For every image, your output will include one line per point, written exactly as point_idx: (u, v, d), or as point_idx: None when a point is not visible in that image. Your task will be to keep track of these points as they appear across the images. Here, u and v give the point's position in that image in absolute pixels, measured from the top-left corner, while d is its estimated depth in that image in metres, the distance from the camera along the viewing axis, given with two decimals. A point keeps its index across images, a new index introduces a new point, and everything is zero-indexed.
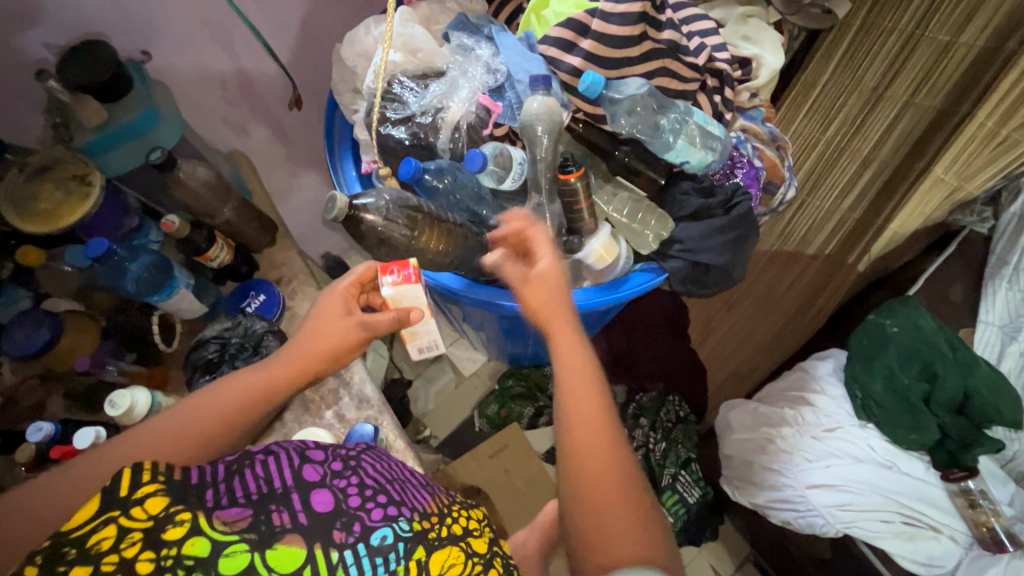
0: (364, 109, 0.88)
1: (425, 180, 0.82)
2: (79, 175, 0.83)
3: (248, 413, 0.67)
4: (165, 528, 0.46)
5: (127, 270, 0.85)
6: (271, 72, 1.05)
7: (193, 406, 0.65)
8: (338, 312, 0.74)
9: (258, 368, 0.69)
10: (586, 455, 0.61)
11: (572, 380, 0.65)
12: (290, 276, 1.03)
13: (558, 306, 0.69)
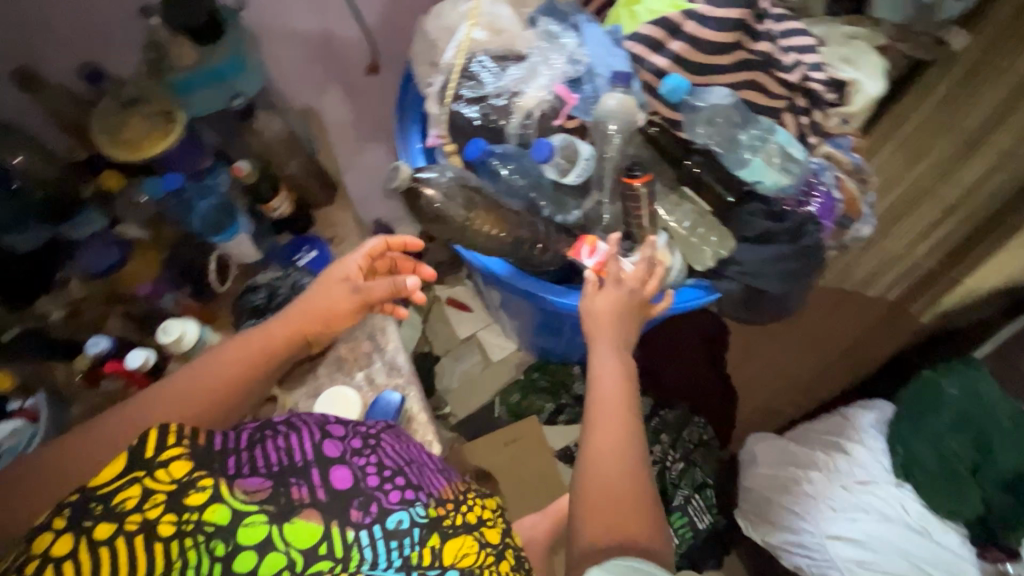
0: (438, 84, 0.86)
1: (489, 164, 0.81)
2: (165, 114, 0.87)
3: (252, 376, 0.71)
4: (187, 492, 0.46)
5: (195, 207, 0.91)
6: (355, 35, 1.06)
7: (195, 374, 0.69)
8: (337, 277, 0.78)
9: (258, 335, 0.74)
10: (594, 450, 0.63)
11: (597, 386, 0.68)
12: (343, 237, 1.05)
13: (622, 322, 0.75)
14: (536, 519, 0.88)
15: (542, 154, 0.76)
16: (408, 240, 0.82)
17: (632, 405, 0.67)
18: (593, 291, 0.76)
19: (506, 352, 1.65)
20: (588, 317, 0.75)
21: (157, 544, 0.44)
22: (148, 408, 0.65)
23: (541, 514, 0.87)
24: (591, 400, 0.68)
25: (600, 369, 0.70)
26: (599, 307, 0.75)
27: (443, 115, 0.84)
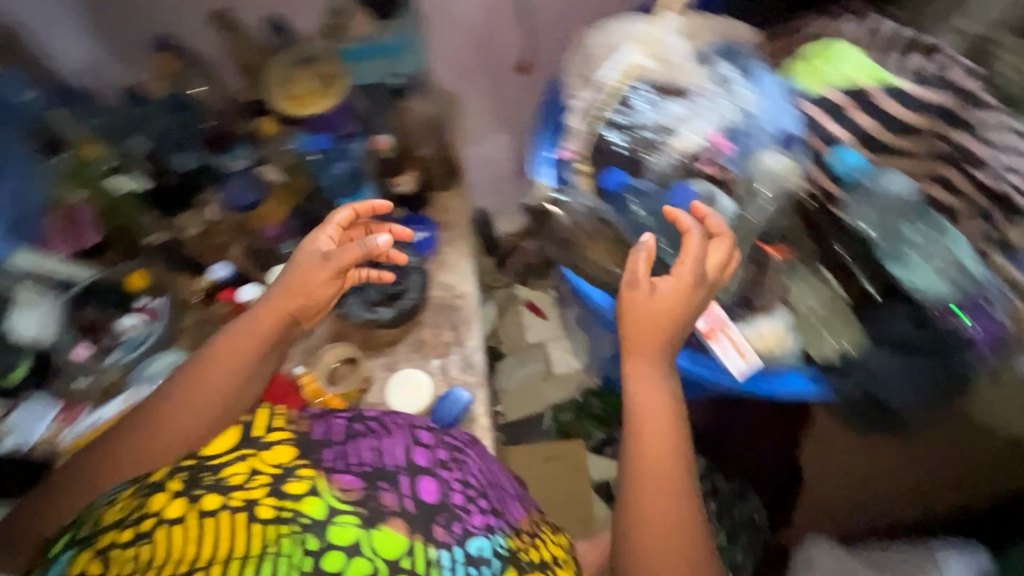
0: (589, 101, 0.84)
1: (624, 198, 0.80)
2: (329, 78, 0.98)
3: (236, 377, 0.71)
4: (288, 481, 0.49)
5: (332, 167, 0.98)
6: (514, 33, 1.06)
7: (180, 390, 0.69)
8: (310, 246, 0.75)
9: (230, 337, 0.72)
10: (640, 491, 0.64)
11: (637, 420, 0.67)
12: (452, 224, 1.07)
13: (666, 331, 0.69)
14: (585, 548, 0.90)
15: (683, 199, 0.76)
16: (377, 204, 0.79)
17: (672, 445, 0.66)
18: (649, 293, 0.69)
19: (571, 369, 1.61)
20: (630, 324, 0.70)
21: (255, 524, 0.46)
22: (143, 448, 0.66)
23: (591, 545, 0.89)
24: (632, 432, 0.67)
25: (638, 398, 0.68)
26: (645, 316, 0.69)
27: (588, 134, 0.84)
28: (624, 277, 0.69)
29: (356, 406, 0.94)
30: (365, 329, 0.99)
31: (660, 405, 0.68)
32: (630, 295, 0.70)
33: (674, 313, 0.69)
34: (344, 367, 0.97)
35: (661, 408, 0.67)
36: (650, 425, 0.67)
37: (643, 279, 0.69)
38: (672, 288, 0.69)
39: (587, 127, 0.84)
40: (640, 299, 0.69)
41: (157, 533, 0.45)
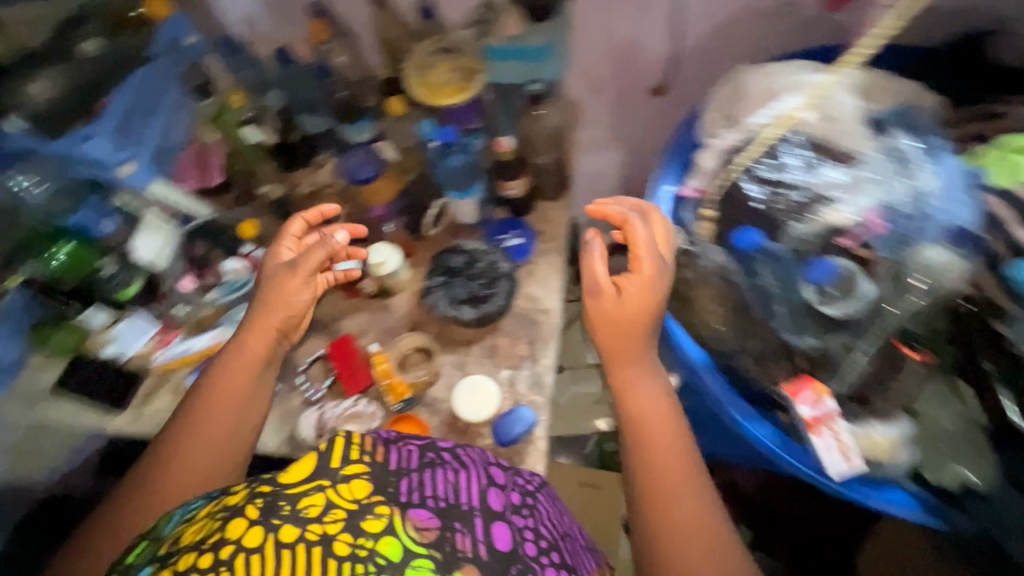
0: (732, 144, 0.83)
1: (754, 261, 0.80)
2: (468, 70, 0.87)
3: (248, 393, 0.82)
4: (366, 517, 0.46)
5: (448, 159, 0.96)
6: (660, 54, 1.01)
7: (195, 435, 0.78)
8: (286, 272, 0.85)
9: (227, 369, 0.82)
10: (659, 492, 0.71)
11: (638, 422, 0.75)
12: (549, 236, 1.05)
13: (642, 329, 0.76)
14: None
15: (825, 275, 0.76)
16: (324, 211, 0.91)
17: (669, 429, 0.74)
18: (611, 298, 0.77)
19: None
20: (601, 328, 0.77)
21: (332, 560, 0.44)
22: (180, 483, 0.75)
23: None
24: (633, 432, 0.75)
25: (635, 402, 0.75)
26: (612, 315, 0.76)
27: (725, 181, 0.83)
28: (588, 287, 0.77)
29: (419, 396, 0.95)
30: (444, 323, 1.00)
31: (656, 404, 0.76)
32: (594, 303, 0.77)
33: (645, 308, 0.75)
34: (417, 356, 0.99)
35: (658, 407, 0.76)
36: (651, 426, 0.75)
37: (603, 283, 0.77)
38: (632, 285, 0.75)
39: (725, 176, 0.83)
40: (607, 304, 0.77)
41: (235, 561, 0.43)
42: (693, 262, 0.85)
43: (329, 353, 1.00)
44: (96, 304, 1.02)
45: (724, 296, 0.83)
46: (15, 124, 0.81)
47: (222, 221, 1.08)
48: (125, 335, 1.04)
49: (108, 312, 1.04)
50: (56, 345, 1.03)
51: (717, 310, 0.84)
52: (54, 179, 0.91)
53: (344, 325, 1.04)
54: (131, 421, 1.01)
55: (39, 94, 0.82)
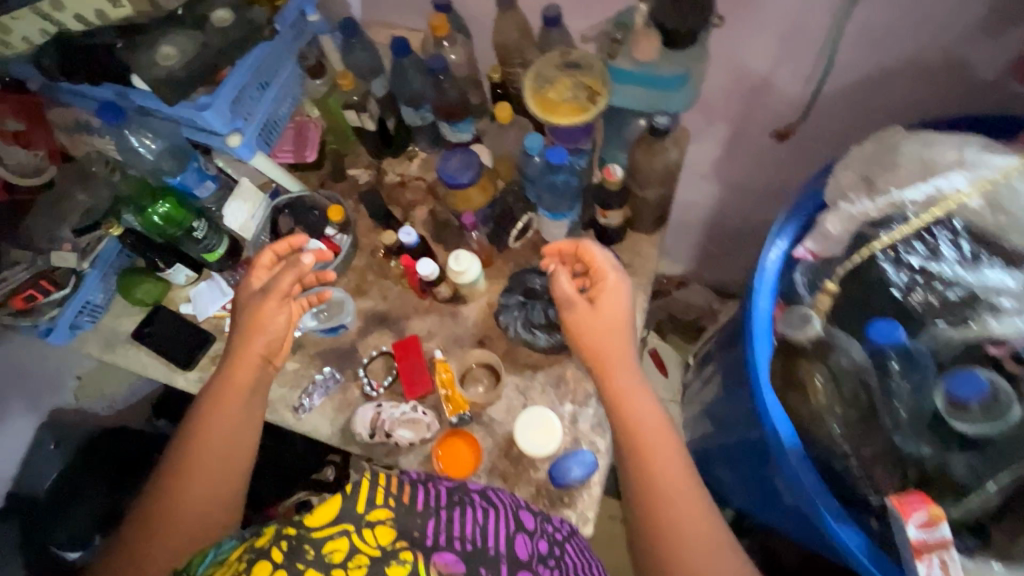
0: (872, 215, 0.75)
1: (889, 363, 0.71)
2: (592, 91, 0.80)
3: (235, 435, 0.81)
4: (391, 563, 0.50)
5: (550, 177, 0.90)
6: (794, 97, 0.92)
7: (197, 472, 0.79)
8: (259, 298, 0.83)
9: (204, 418, 0.80)
10: (655, 496, 0.79)
11: (631, 431, 0.82)
12: (637, 270, 0.99)
13: (621, 336, 0.85)
14: None
15: (977, 394, 0.66)
16: (293, 241, 0.87)
17: (651, 431, 0.82)
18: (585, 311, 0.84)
19: None
20: (581, 339, 0.85)
21: None
22: (188, 523, 0.77)
23: None
24: (629, 443, 0.82)
25: (625, 410, 0.83)
26: (592, 327, 0.84)
27: (861, 258, 0.75)
28: (561, 301, 0.85)
29: (476, 414, 0.93)
30: (512, 343, 0.97)
31: (643, 411, 0.83)
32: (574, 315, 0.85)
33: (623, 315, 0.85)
34: (483, 377, 0.96)
35: (645, 413, 0.83)
36: (644, 433, 0.82)
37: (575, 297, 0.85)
38: (608, 299, 0.85)
39: (860, 254, 0.75)
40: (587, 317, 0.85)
41: None
42: (827, 358, 0.75)
43: (393, 352, 0.99)
44: (182, 264, 1.05)
45: (853, 401, 0.74)
46: (137, 82, 0.81)
47: (310, 199, 1.09)
48: (201, 299, 1.08)
49: (191, 273, 1.07)
50: (138, 293, 1.06)
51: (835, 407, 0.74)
52: (169, 139, 0.93)
53: (412, 324, 1.02)
54: (197, 381, 1.03)
55: (165, 56, 0.80)
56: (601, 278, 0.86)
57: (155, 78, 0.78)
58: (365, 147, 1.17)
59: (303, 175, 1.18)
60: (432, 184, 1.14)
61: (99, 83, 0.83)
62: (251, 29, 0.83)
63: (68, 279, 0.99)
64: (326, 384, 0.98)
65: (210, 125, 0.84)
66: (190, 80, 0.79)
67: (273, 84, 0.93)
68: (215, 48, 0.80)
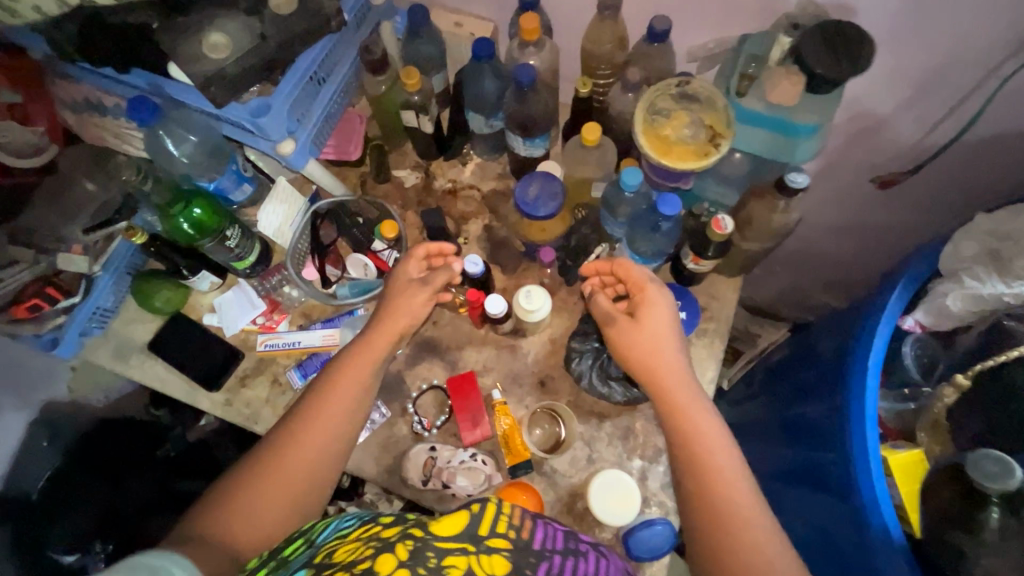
0: (998, 300, 0.70)
1: None
2: (713, 132, 0.70)
3: (340, 426, 0.73)
4: None
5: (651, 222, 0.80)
6: (907, 145, 0.84)
7: (298, 437, 0.71)
8: (406, 276, 0.81)
9: (320, 394, 0.74)
10: (731, 538, 0.65)
11: (695, 460, 0.70)
12: (714, 316, 0.92)
13: (671, 356, 0.75)
14: None
15: None
16: (446, 246, 0.83)
17: (718, 450, 0.70)
18: (628, 325, 0.77)
19: None
20: (627, 358, 0.76)
21: None
22: (268, 493, 0.68)
23: None
24: (694, 478, 0.69)
25: (689, 437, 0.71)
26: (637, 342, 0.75)
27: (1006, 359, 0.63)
28: (601, 317, 0.78)
29: (536, 463, 0.86)
30: (576, 388, 0.90)
31: (716, 440, 0.71)
32: (620, 333, 0.77)
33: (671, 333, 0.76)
34: (550, 426, 0.89)
35: (717, 440, 0.71)
36: (708, 458, 0.69)
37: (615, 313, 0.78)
38: (654, 311, 0.76)
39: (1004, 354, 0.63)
40: (633, 333, 0.76)
41: None
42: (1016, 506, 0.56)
43: (447, 388, 0.91)
44: (207, 271, 0.93)
45: None
46: (178, 73, 0.68)
47: (352, 203, 0.97)
48: (226, 310, 0.96)
49: (216, 279, 0.96)
50: (156, 302, 0.94)
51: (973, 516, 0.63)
52: (203, 134, 0.80)
53: (466, 356, 0.94)
54: (223, 404, 0.93)
55: (213, 46, 0.66)
56: (643, 290, 0.78)
57: (205, 73, 0.65)
58: (413, 146, 1.05)
59: (341, 171, 1.05)
60: (487, 195, 1.03)
61: (129, 71, 0.70)
62: (318, 19, 0.69)
63: (77, 284, 0.87)
64: (373, 419, 0.90)
65: (262, 132, 0.71)
66: (246, 79, 0.67)
67: (329, 81, 0.79)
68: (277, 42, 0.67)
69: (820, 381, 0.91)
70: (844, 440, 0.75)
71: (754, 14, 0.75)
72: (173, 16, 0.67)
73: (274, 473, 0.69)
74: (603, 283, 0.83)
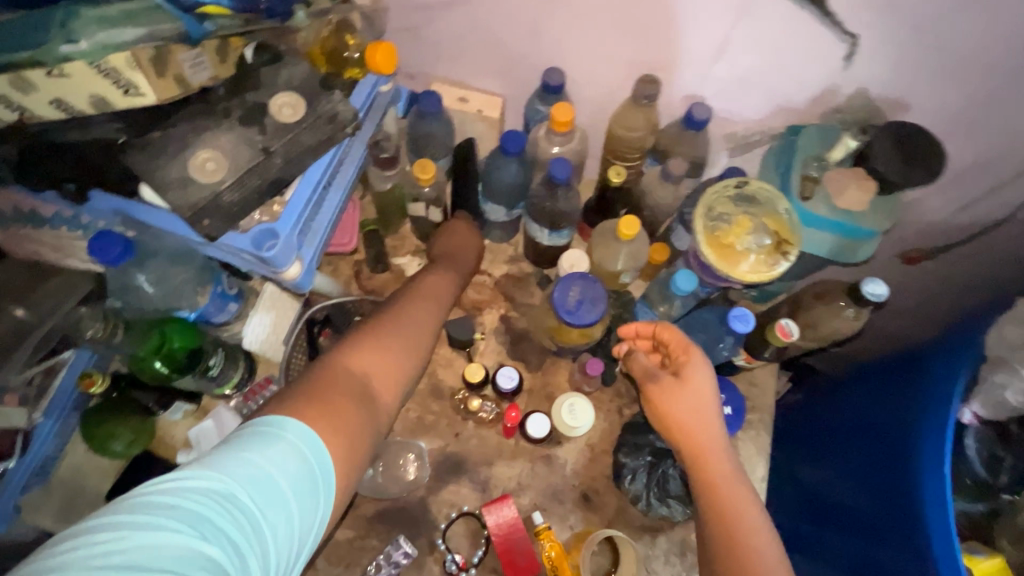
0: None
1: None
2: (778, 237, 0.65)
3: (430, 324, 0.67)
4: None
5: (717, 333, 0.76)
6: (936, 223, 0.81)
7: (395, 322, 0.64)
8: (466, 229, 0.85)
9: (383, 322, 0.63)
10: None
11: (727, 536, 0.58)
12: (757, 405, 0.87)
13: (709, 420, 0.64)
14: None
15: None
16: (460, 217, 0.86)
17: (757, 527, 0.58)
18: (669, 385, 0.66)
19: None
20: (664, 421, 0.66)
21: None
22: (368, 360, 0.58)
23: None
24: (723, 550, 0.58)
25: (722, 504, 0.60)
26: (674, 406, 0.65)
27: None
28: (643, 370, 0.69)
29: None
30: (623, 499, 0.82)
31: (747, 511, 0.60)
32: (658, 389, 0.67)
33: (709, 405, 0.65)
34: (601, 552, 0.79)
35: (749, 510, 0.59)
36: (747, 538, 0.57)
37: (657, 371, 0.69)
38: (698, 369, 0.66)
39: None
40: (672, 392, 0.66)
41: None
42: None
43: (480, 514, 0.81)
44: (181, 400, 0.79)
45: None
46: (152, 197, 0.54)
47: (350, 302, 0.84)
48: (207, 444, 0.78)
49: (190, 406, 0.80)
50: (117, 447, 0.77)
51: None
52: (181, 256, 0.67)
53: (497, 473, 0.83)
54: None
55: (202, 167, 0.53)
56: (684, 347, 0.68)
57: (195, 204, 0.52)
58: (413, 228, 0.92)
59: (331, 262, 0.90)
60: (500, 280, 0.92)
61: (88, 196, 0.55)
62: (330, 129, 0.57)
63: (13, 443, 0.68)
64: (398, 561, 0.77)
65: (264, 261, 0.58)
66: (247, 205, 0.54)
67: (333, 185, 0.67)
68: (285, 158, 0.55)
69: (853, 459, 0.86)
70: (916, 534, 0.71)
71: (800, 103, 0.70)
72: (147, 130, 0.53)
73: (377, 340, 0.60)
74: (642, 345, 0.74)
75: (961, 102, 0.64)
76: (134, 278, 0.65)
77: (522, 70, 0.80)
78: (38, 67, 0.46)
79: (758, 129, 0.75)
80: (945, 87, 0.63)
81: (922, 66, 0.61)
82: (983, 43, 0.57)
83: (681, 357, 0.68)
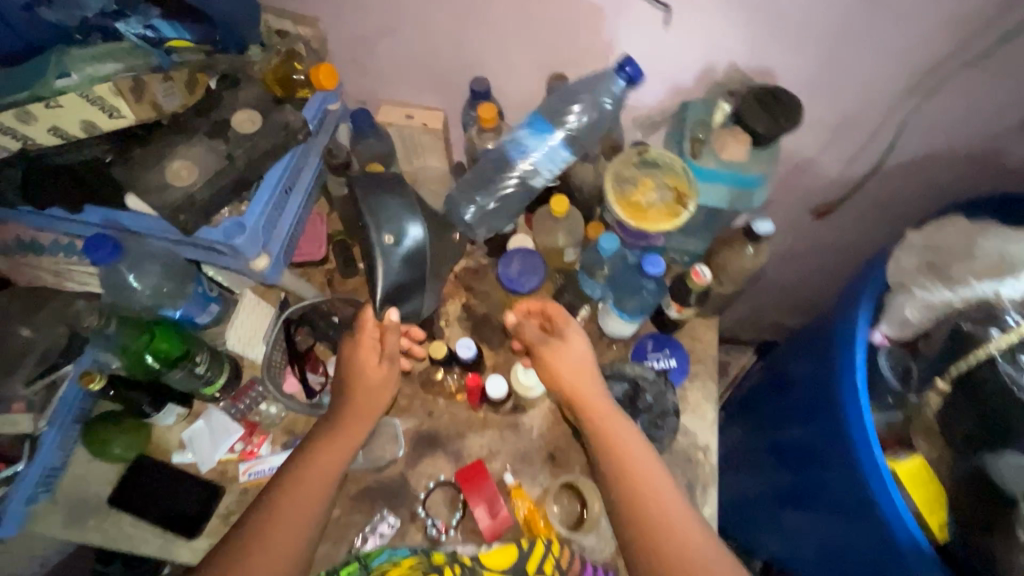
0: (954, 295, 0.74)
1: None
2: (678, 192, 0.76)
3: (315, 509, 0.71)
4: None
5: (640, 286, 0.85)
6: (832, 176, 0.92)
7: (271, 528, 0.69)
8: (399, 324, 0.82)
9: (258, 526, 0.69)
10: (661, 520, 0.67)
11: (625, 478, 0.69)
12: (701, 357, 0.95)
13: (592, 374, 0.75)
14: None
15: None
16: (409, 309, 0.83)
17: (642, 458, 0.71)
18: (556, 349, 0.76)
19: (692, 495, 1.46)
20: (557, 380, 0.76)
21: None
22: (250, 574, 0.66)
23: None
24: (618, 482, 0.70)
25: (613, 442, 0.71)
26: (563, 366, 0.75)
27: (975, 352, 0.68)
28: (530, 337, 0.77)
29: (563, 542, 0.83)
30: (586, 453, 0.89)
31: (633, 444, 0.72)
32: (550, 353, 0.76)
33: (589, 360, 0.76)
34: (570, 499, 0.87)
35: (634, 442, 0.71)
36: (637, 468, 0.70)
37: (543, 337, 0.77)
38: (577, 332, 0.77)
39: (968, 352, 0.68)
40: (559, 351, 0.76)
41: None
42: None
43: (456, 482, 0.87)
44: (173, 403, 0.85)
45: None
46: (139, 203, 0.64)
47: (324, 304, 0.91)
48: (199, 444, 0.86)
49: (182, 410, 0.86)
50: (116, 450, 0.84)
51: (975, 528, 0.68)
52: (166, 259, 0.77)
53: (469, 443, 0.90)
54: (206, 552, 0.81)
55: (177, 173, 0.64)
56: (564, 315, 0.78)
57: (172, 203, 0.62)
58: None
59: (305, 271, 1.00)
60: (460, 272, 1.01)
61: (81, 208, 0.65)
62: (284, 134, 0.68)
63: (20, 448, 0.77)
64: (383, 531, 0.84)
65: (234, 250, 0.68)
66: (215, 202, 0.64)
67: (295, 189, 0.78)
68: (246, 161, 0.66)
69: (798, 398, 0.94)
70: (845, 448, 0.78)
71: (688, 82, 0.82)
72: (130, 148, 0.64)
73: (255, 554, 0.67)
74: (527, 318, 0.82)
75: (814, 65, 0.76)
76: (123, 277, 0.75)
77: (455, 83, 0.92)
78: (37, 101, 0.57)
79: (660, 110, 0.87)
80: (798, 53, 0.75)
81: (773, 38, 0.74)
82: (814, 13, 0.70)
83: (561, 324, 0.77)
